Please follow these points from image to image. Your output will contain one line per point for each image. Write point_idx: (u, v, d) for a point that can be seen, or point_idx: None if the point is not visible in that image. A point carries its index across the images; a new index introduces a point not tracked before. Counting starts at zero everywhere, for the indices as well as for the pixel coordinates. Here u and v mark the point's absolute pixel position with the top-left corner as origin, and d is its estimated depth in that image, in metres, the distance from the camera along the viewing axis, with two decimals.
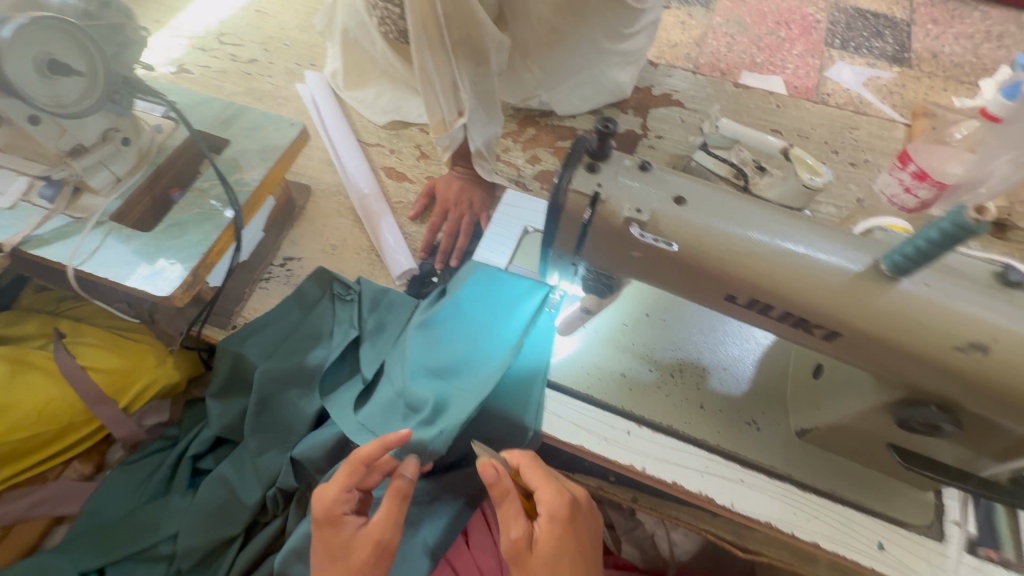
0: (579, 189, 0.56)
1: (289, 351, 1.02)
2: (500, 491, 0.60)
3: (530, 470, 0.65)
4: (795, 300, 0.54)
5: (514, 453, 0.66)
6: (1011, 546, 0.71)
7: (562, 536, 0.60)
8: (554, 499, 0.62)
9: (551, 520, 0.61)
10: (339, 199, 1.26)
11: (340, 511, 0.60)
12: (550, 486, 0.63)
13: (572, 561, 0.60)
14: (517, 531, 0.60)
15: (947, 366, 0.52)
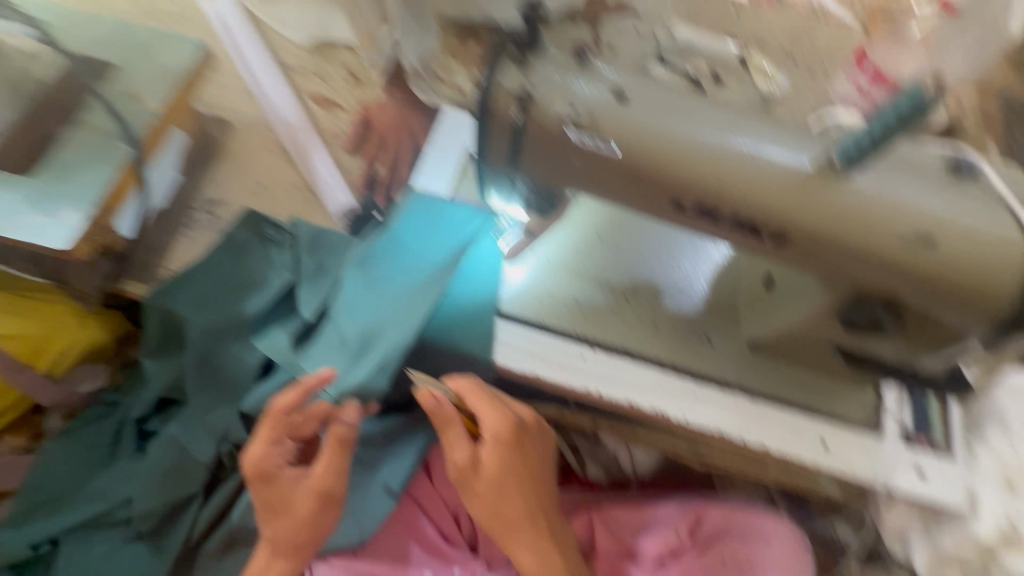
0: (506, 87, 0.53)
1: (223, 301, 0.94)
2: (441, 418, 0.61)
3: (474, 397, 0.64)
4: (742, 201, 0.52)
5: (457, 379, 0.65)
6: (940, 431, 0.76)
7: (507, 458, 0.62)
8: (497, 423, 0.63)
9: (496, 445, 0.62)
10: (262, 132, 1.13)
11: (274, 465, 0.61)
12: (493, 410, 0.63)
13: (517, 480, 0.63)
14: (463, 456, 0.61)
15: (887, 263, 0.51)
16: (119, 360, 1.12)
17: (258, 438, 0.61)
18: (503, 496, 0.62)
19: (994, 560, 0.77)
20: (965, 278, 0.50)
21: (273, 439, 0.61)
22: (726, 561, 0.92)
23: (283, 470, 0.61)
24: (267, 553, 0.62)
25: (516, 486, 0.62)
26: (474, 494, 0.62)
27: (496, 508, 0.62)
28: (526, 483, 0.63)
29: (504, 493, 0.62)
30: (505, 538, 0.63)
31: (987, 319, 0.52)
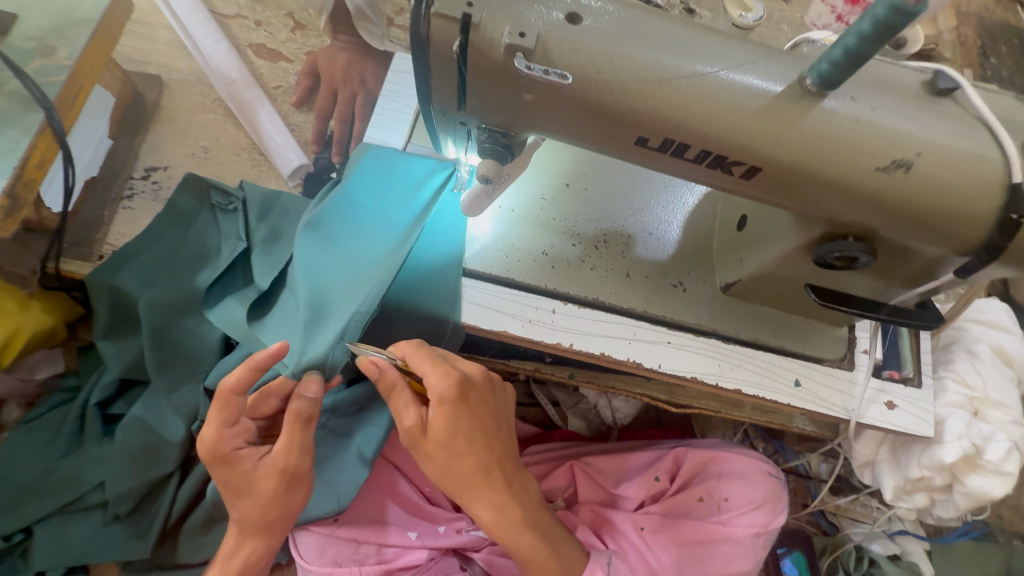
0: (444, 11, 0.46)
1: (174, 275, 0.88)
2: (386, 384, 0.58)
3: (417, 357, 0.58)
4: (715, 131, 0.48)
5: (399, 344, 0.59)
6: (910, 364, 0.76)
7: (455, 417, 0.57)
8: (444, 383, 0.57)
9: (442, 405, 0.57)
10: (201, 90, 1.04)
11: (232, 447, 0.58)
12: (436, 369, 0.57)
13: (468, 438, 0.58)
14: (410, 419, 0.57)
15: (863, 191, 0.48)
16: (74, 343, 1.06)
17: (210, 421, 0.58)
18: (455, 456, 0.58)
19: (959, 481, 0.79)
20: (939, 203, 0.48)
21: (224, 423, 0.58)
22: (702, 498, 0.94)
23: (241, 450, 0.59)
24: (236, 531, 0.61)
25: (468, 445, 0.58)
26: (426, 456, 0.59)
27: (449, 468, 0.58)
28: (479, 440, 0.59)
29: (456, 452, 0.58)
30: (463, 496, 0.60)
31: (955, 247, 0.51)
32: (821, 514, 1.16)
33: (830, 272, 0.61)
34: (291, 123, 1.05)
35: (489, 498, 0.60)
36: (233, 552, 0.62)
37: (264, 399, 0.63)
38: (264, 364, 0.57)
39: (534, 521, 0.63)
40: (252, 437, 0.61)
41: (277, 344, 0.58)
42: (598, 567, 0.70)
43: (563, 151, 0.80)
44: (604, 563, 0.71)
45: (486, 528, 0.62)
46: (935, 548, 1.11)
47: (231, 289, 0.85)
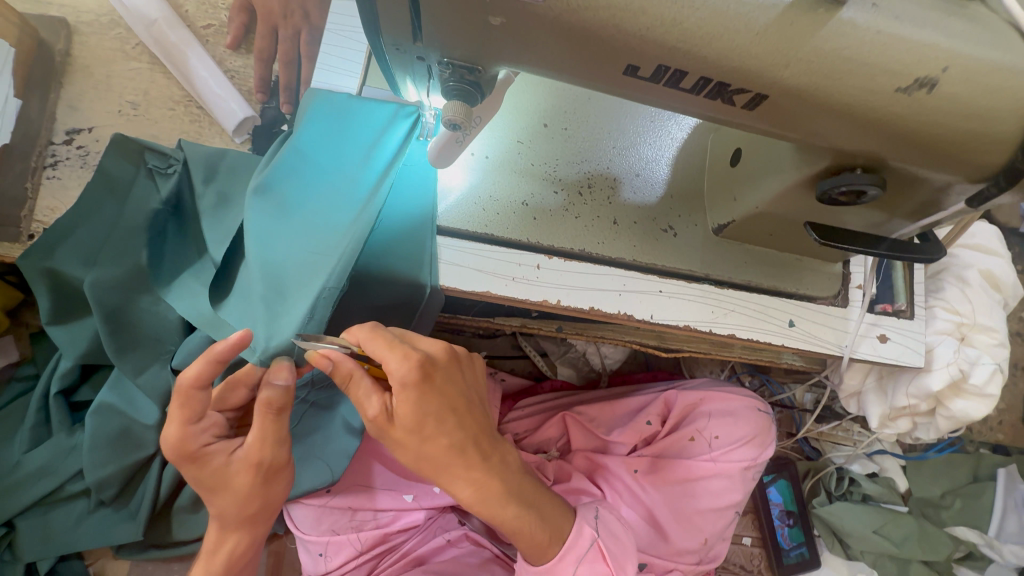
0: None
1: (119, 251, 0.78)
2: (343, 376, 0.53)
3: (373, 342, 0.52)
4: (717, 54, 0.41)
5: (352, 328, 0.53)
6: (903, 296, 0.75)
7: (420, 401, 0.52)
8: (404, 367, 0.51)
9: (404, 390, 0.52)
10: (117, 33, 0.90)
11: (200, 444, 0.54)
12: (393, 353, 0.52)
13: (438, 420, 0.53)
14: (373, 408, 0.53)
15: (879, 117, 0.43)
16: (25, 329, 0.98)
17: (172, 419, 0.54)
18: (427, 440, 0.53)
19: (943, 406, 0.81)
20: (962, 124, 0.43)
21: (187, 421, 0.54)
22: (693, 438, 0.94)
23: (210, 447, 0.55)
24: (216, 528, 0.58)
25: (439, 427, 0.53)
26: (397, 449, 0.54)
27: (422, 454, 0.54)
28: (450, 421, 0.54)
29: (426, 437, 0.53)
30: (440, 478, 0.56)
31: (970, 173, 0.47)
32: (805, 441, 1.21)
33: (830, 208, 0.57)
34: (229, 69, 0.92)
35: (474, 476, 0.56)
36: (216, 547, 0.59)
37: (231, 390, 0.58)
38: (225, 355, 0.51)
39: (516, 493, 0.60)
40: (222, 431, 0.57)
41: (240, 332, 0.51)
42: (586, 524, 0.66)
43: (537, 86, 0.72)
44: (591, 518, 0.68)
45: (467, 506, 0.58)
46: (909, 463, 1.17)
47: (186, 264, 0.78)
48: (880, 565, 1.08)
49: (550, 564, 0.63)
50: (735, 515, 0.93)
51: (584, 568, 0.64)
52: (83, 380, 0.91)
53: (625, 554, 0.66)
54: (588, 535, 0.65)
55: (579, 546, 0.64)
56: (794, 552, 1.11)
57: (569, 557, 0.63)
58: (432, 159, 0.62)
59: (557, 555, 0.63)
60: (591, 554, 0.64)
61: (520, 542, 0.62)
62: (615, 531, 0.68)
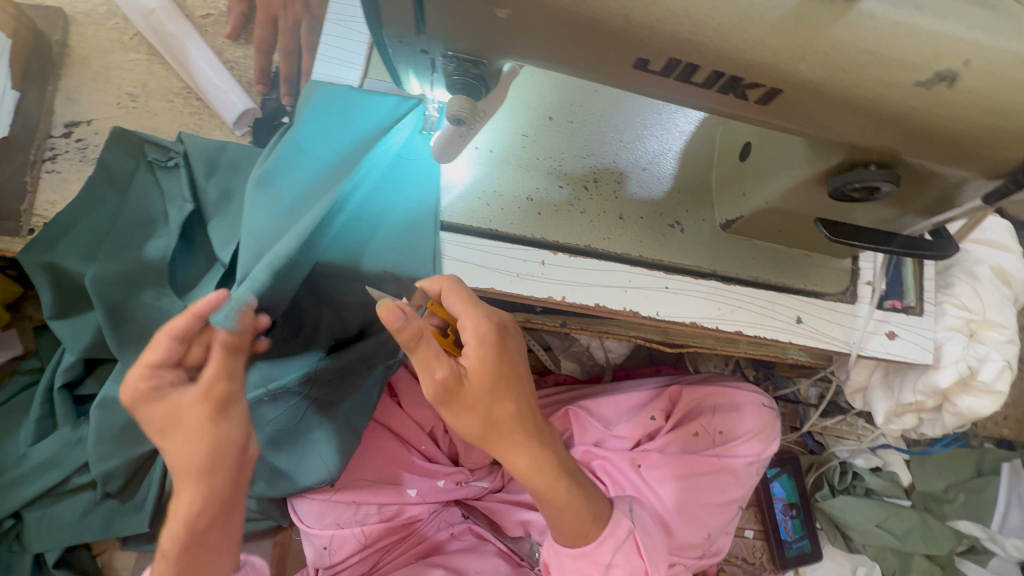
0: None
1: (119, 244, 0.77)
2: (410, 336, 0.48)
3: (453, 297, 0.53)
4: (730, 47, 0.40)
5: (435, 277, 0.54)
6: (912, 292, 0.74)
7: (496, 361, 0.53)
8: (481, 324, 0.52)
9: (481, 346, 0.52)
10: (115, 23, 0.88)
11: (154, 385, 0.50)
12: (474, 311, 0.53)
13: (507, 384, 0.54)
14: (442, 370, 0.50)
15: (896, 112, 0.42)
16: (28, 322, 0.97)
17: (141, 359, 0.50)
18: (494, 402, 0.53)
19: (950, 402, 0.80)
20: (983, 119, 0.42)
21: (156, 362, 0.51)
22: (697, 433, 0.94)
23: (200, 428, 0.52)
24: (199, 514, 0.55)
25: (508, 391, 0.53)
26: None
27: (487, 416, 0.53)
28: (517, 388, 0.55)
29: (496, 398, 0.53)
30: (496, 448, 0.55)
31: (987, 169, 0.46)
32: (808, 435, 1.21)
33: (842, 204, 0.56)
34: (228, 60, 0.91)
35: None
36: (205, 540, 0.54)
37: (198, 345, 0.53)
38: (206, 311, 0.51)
39: (564, 467, 0.60)
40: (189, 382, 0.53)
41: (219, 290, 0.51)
42: (624, 516, 0.66)
43: (544, 78, 0.70)
44: (627, 510, 0.67)
45: (519, 475, 0.57)
46: (913, 457, 1.16)
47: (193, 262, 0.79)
48: (883, 558, 1.08)
49: (587, 548, 0.63)
50: (738, 509, 0.94)
51: (620, 556, 0.64)
52: (87, 373, 0.91)
53: (657, 549, 0.67)
54: (626, 527, 0.65)
55: (618, 535, 0.64)
56: (796, 545, 1.11)
57: (607, 543, 0.63)
58: (436, 153, 0.61)
59: (597, 538, 0.63)
60: (629, 545, 0.65)
61: (566, 521, 0.62)
62: (649, 529, 0.68)
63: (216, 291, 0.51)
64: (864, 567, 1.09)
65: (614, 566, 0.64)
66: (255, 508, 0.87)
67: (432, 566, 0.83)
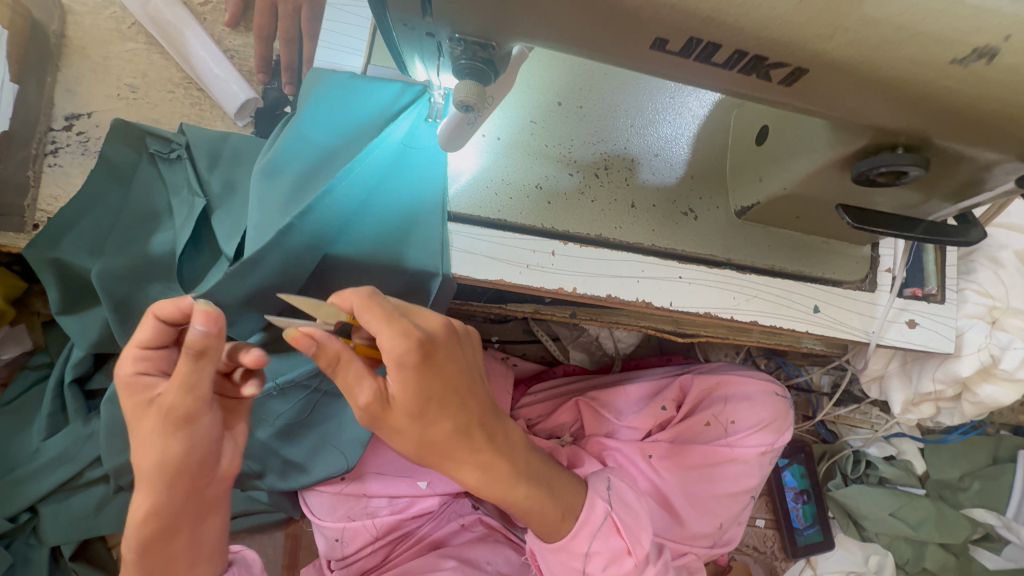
0: None
1: (124, 238, 0.76)
2: (328, 359, 0.46)
3: (367, 313, 0.47)
4: (753, 24, 0.38)
5: (344, 293, 0.46)
6: (934, 280, 0.72)
7: (421, 383, 0.48)
8: (398, 346, 0.46)
9: (401, 371, 0.47)
10: (112, 13, 0.87)
11: (133, 371, 0.51)
12: (390, 329, 0.46)
13: (440, 404, 0.50)
14: (365, 396, 0.47)
15: (929, 92, 0.40)
16: (37, 318, 0.96)
17: (143, 325, 0.51)
18: (429, 424, 0.50)
19: (970, 391, 0.79)
20: (1022, 98, 0.40)
21: (145, 345, 0.52)
22: (709, 423, 0.93)
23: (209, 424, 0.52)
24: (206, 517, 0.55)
25: (441, 411, 0.50)
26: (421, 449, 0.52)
27: (423, 437, 0.50)
28: (454, 406, 0.51)
29: (429, 421, 0.49)
30: (442, 464, 0.53)
31: (1021, 151, 0.45)
32: (821, 424, 1.20)
33: (864, 189, 0.54)
34: (228, 48, 0.89)
35: (493, 473, 0.55)
36: (202, 531, 0.57)
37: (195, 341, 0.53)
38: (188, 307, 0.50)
39: (526, 472, 0.58)
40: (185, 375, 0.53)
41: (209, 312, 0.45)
42: (598, 497, 0.65)
43: (553, 61, 0.68)
44: (603, 491, 0.66)
45: (472, 489, 0.55)
46: (927, 446, 1.15)
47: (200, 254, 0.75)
48: (896, 547, 1.09)
49: (563, 541, 0.62)
50: (750, 499, 0.92)
51: (598, 543, 0.63)
52: (98, 368, 0.90)
53: (638, 525, 0.66)
54: (601, 510, 0.64)
55: (593, 522, 0.63)
56: (807, 532, 1.11)
57: (582, 534, 0.62)
58: (443, 142, 0.59)
59: (571, 531, 0.62)
60: (606, 529, 0.64)
61: (534, 522, 0.60)
62: (631, 505, 0.67)
63: (210, 304, 0.46)
64: (877, 556, 1.08)
65: (594, 553, 0.63)
66: (267, 500, 0.88)
67: (445, 557, 0.83)
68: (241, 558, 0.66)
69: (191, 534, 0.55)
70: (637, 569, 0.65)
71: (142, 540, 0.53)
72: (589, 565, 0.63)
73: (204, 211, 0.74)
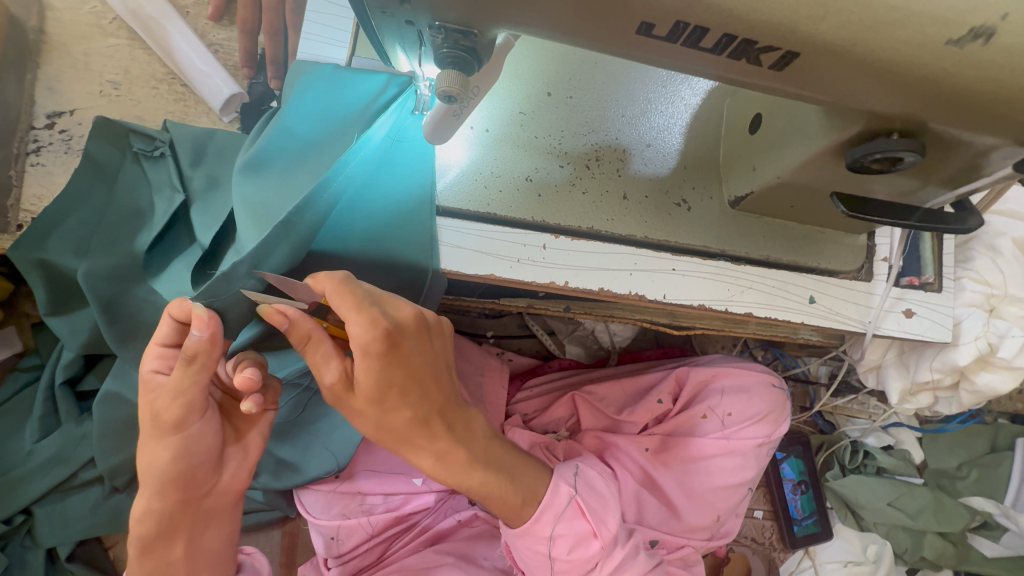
0: None
1: (108, 238, 0.73)
2: (300, 337, 0.46)
3: (339, 299, 0.46)
4: (742, 5, 0.37)
5: (318, 277, 0.46)
6: (931, 267, 0.71)
7: (384, 372, 0.47)
8: (365, 335, 0.45)
9: (367, 359, 0.46)
10: (93, 8, 0.85)
11: (150, 368, 0.51)
12: (359, 317, 0.45)
13: (401, 392, 0.49)
14: (331, 376, 0.47)
15: (925, 74, 0.39)
16: (26, 319, 0.97)
17: (163, 321, 0.50)
18: (388, 411, 0.49)
19: (968, 379, 0.78)
20: (1019, 79, 0.38)
21: (166, 341, 0.51)
22: (706, 416, 0.92)
23: (201, 428, 0.53)
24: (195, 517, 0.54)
25: (401, 399, 0.49)
26: (408, 446, 0.52)
27: (382, 423, 0.50)
28: (416, 395, 0.50)
29: (388, 408, 0.49)
30: (401, 450, 0.52)
31: (1018, 134, 0.43)
32: (818, 415, 1.20)
33: (858, 176, 0.53)
34: (212, 43, 0.87)
35: (448, 459, 0.54)
36: (204, 538, 0.57)
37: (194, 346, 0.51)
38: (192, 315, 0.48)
39: (483, 457, 0.57)
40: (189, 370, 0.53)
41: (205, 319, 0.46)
42: (563, 482, 0.64)
43: (542, 50, 0.67)
44: (568, 476, 0.66)
45: (427, 475, 0.55)
46: (925, 435, 1.14)
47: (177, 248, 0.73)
48: (894, 537, 1.08)
49: (527, 525, 0.61)
50: (747, 491, 0.91)
51: (562, 526, 0.62)
52: (88, 370, 0.89)
53: (604, 508, 0.65)
54: (565, 494, 0.63)
55: (557, 506, 0.62)
56: (805, 523, 1.11)
57: (546, 516, 0.61)
58: (427, 134, 0.57)
59: (533, 515, 0.61)
60: (569, 513, 0.63)
61: (494, 507, 0.60)
62: (597, 489, 0.66)
63: (208, 309, 0.46)
64: (875, 545, 1.08)
65: (558, 537, 0.62)
66: (262, 499, 0.87)
67: (442, 553, 0.82)
68: (250, 562, 0.64)
69: (190, 542, 0.56)
70: (604, 552, 0.64)
71: (144, 538, 0.54)
72: (554, 549, 0.63)
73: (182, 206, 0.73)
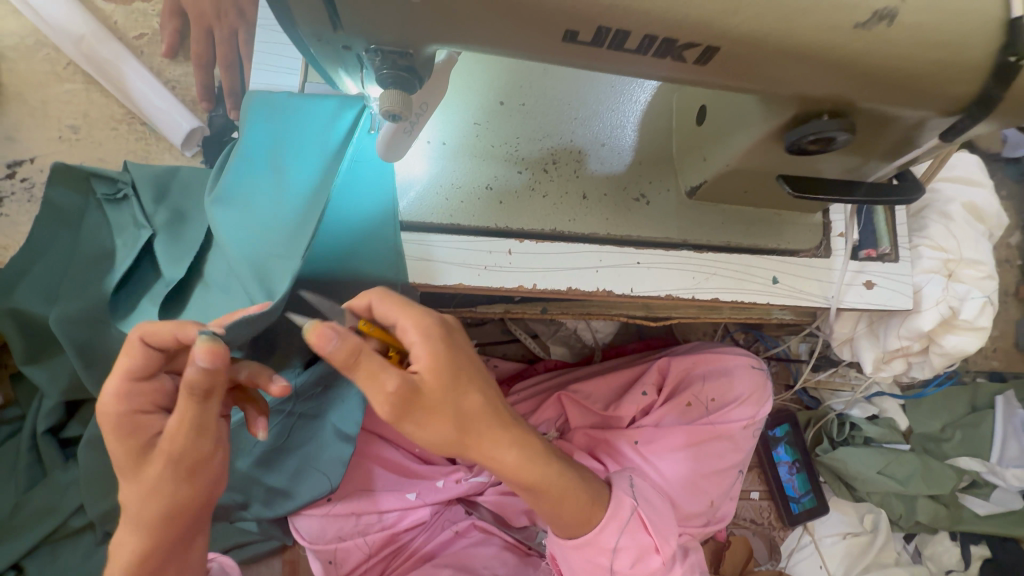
0: None
1: (80, 281, 0.72)
2: (348, 354, 0.43)
3: (384, 304, 0.49)
4: (661, 5, 0.38)
5: (363, 290, 0.50)
6: (886, 239, 0.73)
7: (447, 362, 0.48)
8: (420, 322, 0.48)
9: (430, 344, 0.48)
10: (46, 55, 0.85)
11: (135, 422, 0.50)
12: (411, 313, 0.49)
13: (467, 376, 0.50)
14: (393, 381, 0.44)
15: (841, 58, 0.41)
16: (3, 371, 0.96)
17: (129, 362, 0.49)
18: None
19: (935, 343, 0.80)
20: (929, 54, 0.41)
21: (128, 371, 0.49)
22: (690, 403, 0.93)
23: (204, 468, 0.52)
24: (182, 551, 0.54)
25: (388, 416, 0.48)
26: None
27: None
28: (478, 378, 0.51)
29: (461, 392, 0.49)
30: None
31: (942, 107, 0.45)
32: (802, 391, 1.22)
33: (801, 157, 0.55)
34: (169, 80, 0.87)
35: None
36: None
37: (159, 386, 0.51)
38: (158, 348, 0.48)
39: None
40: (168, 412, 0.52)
41: (208, 348, 0.43)
42: (624, 494, 0.65)
43: (489, 61, 0.68)
44: (628, 488, 0.67)
45: None
46: (908, 401, 1.17)
47: (144, 287, 0.72)
48: (888, 504, 1.10)
49: (589, 535, 0.62)
50: (738, 472, 0.94)
51: (626, 538, 0.63)
52: (72, 415, 0.88)
53: (665, 522, 0.66)
54: (628, 506, 0.64)
55: (620, 517, 0.63)
56: (803, 500, 1.12)
57: (610, 527, 0.62)
58: (382, 152, 0.58)
59: (598, 525, 0.62)
60: (633, 525, 0.63)
61: None
62: (654, 503, 0.68)
63: (218, 340, 0.44)
64: (871, 514, 1.11)
65: (621, 549, 0.63)
66: (256, 530, 0.86)
67: (441, 566, 0.84)
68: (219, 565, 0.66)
69: None
70: (665, 567, 0.65)
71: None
72: (616, 562, 0.63)
73: (148, 240, 0.72)
